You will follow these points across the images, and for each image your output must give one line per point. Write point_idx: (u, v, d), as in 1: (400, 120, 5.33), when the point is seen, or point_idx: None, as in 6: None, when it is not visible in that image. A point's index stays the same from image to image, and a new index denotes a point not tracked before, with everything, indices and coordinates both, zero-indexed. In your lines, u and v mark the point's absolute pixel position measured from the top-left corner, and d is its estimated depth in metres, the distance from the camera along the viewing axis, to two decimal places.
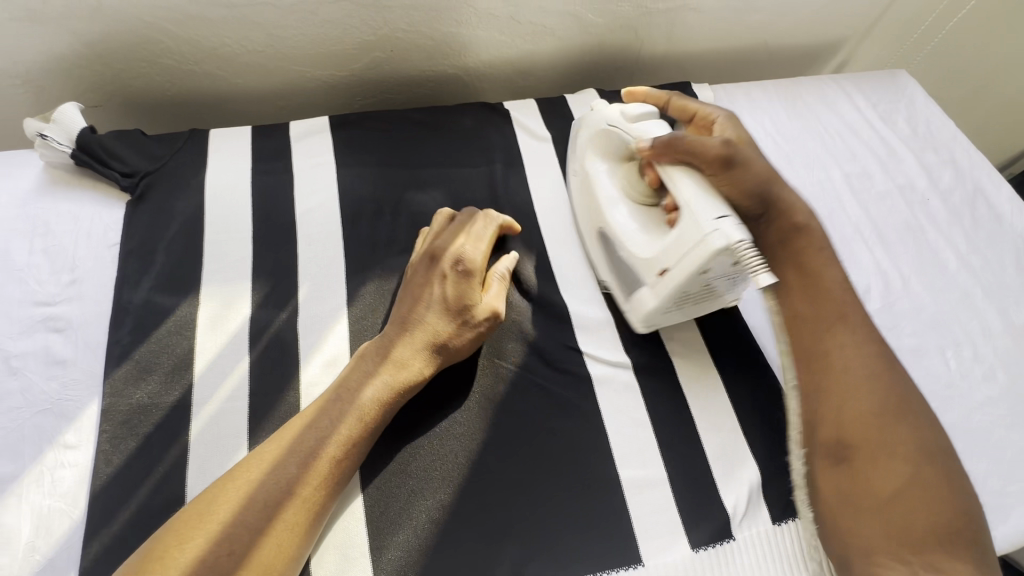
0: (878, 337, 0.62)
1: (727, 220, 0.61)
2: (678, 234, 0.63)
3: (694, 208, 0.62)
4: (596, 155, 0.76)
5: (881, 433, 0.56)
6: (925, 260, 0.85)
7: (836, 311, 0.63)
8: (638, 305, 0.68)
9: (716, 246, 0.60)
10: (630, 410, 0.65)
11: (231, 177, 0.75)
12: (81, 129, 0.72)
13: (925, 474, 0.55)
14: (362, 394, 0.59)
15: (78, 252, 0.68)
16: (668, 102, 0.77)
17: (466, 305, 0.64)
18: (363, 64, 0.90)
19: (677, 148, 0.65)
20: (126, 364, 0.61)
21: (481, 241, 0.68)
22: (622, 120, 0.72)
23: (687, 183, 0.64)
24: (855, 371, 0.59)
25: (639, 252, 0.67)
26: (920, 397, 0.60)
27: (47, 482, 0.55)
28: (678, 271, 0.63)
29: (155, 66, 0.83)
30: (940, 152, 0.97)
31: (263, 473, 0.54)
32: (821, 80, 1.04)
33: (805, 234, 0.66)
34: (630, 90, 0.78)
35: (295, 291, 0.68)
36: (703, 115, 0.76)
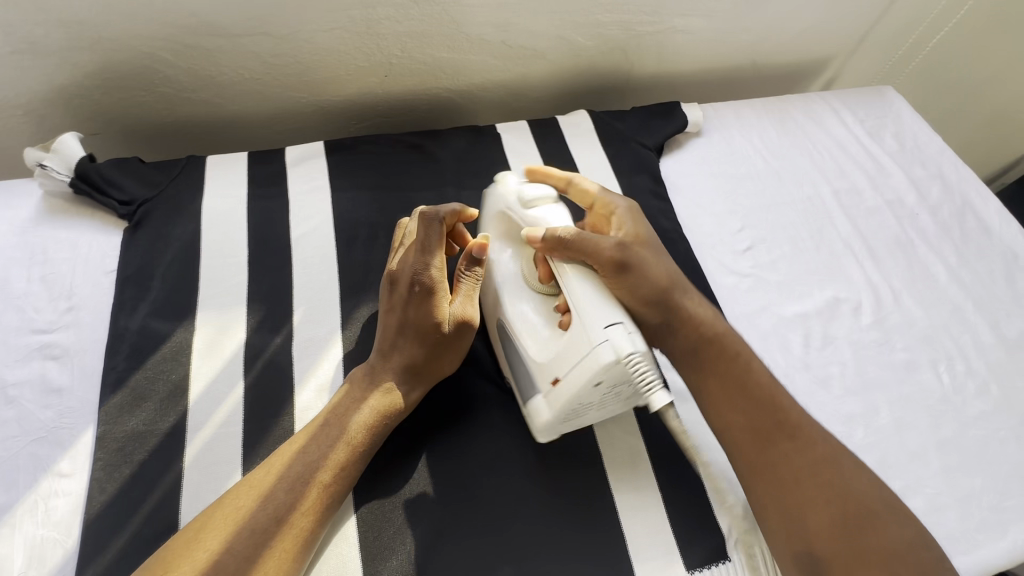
0: (816, 431, 0.62)
1: (619, 330, 0.56)
2: (569, 340, 0.58)
3: (588, 313, 0.58)
4: (498, 238, 0.69)
5: (848, 547, 0.55)
6: (915, 274, 0.86)
7: (767, 418, 0.62)
8: (534, 414, 0.62)
9: (604, 360, 0.55)
10: (623, 430, 0.66)
11: (227, 203, 0.76)
12: (81, 157, 0.74)
13: None
14: (349, 419, 0.59)
15: (75, 280, 0.68)
16: (569, 184, 0.72)
17: (435, 323, 0.63)
18: (358, 89, 0.92)
19: (572, 248, 0.61)
20: (121, 391, 0.61)
21: (435, 249, 0.65)
22: (517, 206, 0.66)
23: (583, 284, 0.60)
24: (806, 484, 0.58)
25: (533, 353, 0.61)
26: (875, 487, 0.59)
27: (41, 511, 0.55)
28: (570, 382, 0.57)
29: (153, 95, 0.85)
30: (928, 166, 0.99)
31: (252, 502, 0.54)
32: (809, 97, 1.06)
33: (716, 341, 0.65)
34: (529, 168, 0.73)
35: (290, 314, 0.69)
36: (604, 204, 0.71)
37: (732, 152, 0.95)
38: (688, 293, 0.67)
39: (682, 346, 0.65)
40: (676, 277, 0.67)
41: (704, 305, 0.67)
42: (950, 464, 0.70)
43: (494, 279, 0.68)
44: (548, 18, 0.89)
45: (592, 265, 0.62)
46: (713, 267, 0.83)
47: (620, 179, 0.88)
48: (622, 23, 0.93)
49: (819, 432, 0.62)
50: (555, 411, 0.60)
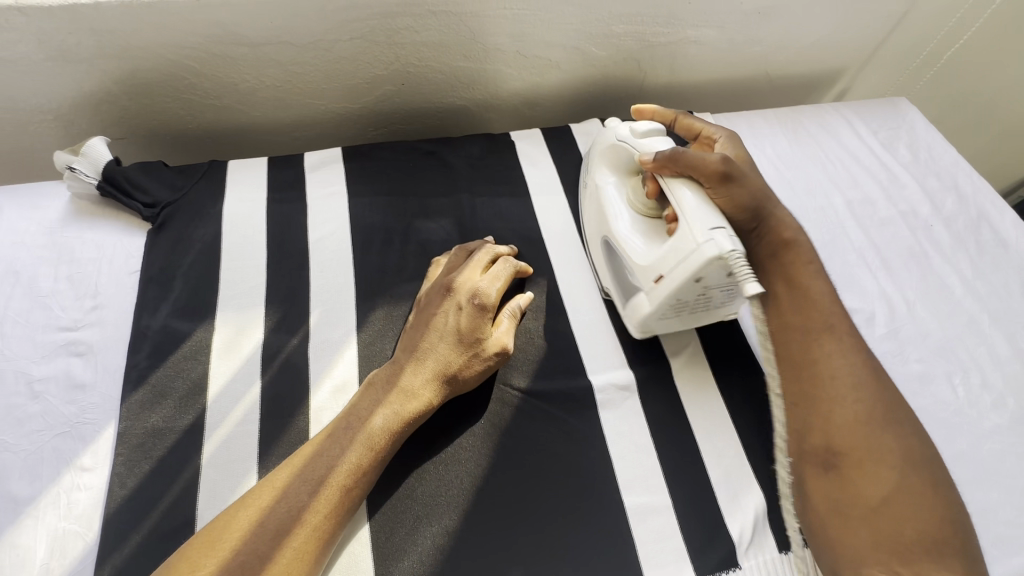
0: (865, 348, 0.64)
1: (722, 232, 0.62)
2: (674, 243, 0.65)
3: (691, 217, 0.64)
4: (605, 168, 0.78)
5: (867, 443, 0.59)
6: (930, 286, 0.85)
7: (823, 322, 0.65)
8: (635, 310, 0.70)
9: (708, 255, 0.61)
10: (634, 436, 0.66)
11: (248, 207, 0.78)
12: (108, 161, 0.76)
13: (912, 484, 0.56)
14: (371, 422, 0.60)
15: (100, 279, 0.70)
16: (675, 120, 0.80)
17: (478, 337, 0.65)
18: (375, 97, 0.94)
19: (679, 162, 0.67)
20: (142, 389, 0.63)
21: (498, 279, 0.69)
22: (631, 137, 0.74)
23: (688, 193, 0.66)
24: (841, 382, 0.62)
25: (638, 259, 0.69)
26: (904, 405, 0.61)
27: (63, 504, 0.56)
28: (673, 278, 0.64)
29: (178, 101, 0.87)
30: (943, 178, 0.98)
31: (271, 501, 0.55)
32: (823, 109, 1.06)
33: (793, 249, 0.69)
34: (637, 107, 0.81)
35: (307, 316, 0.70)
36: (706, 135, 0.78)
37: None
38: (780, 206, 0.70)
39: (759, 247, 0.70)
40: (767, 188, 0.70)
41: (790, 217, 0.71)
42: (965, 478, 0.69)
43: (599, 199, 0.77)
44: (563, 29, 0.90)
45: (697, 178, 0.67)
46: None
47: None
48: (636, 33, 0.95)
49: (866, 344, 0.65)
50: (660, 306, 0.67)
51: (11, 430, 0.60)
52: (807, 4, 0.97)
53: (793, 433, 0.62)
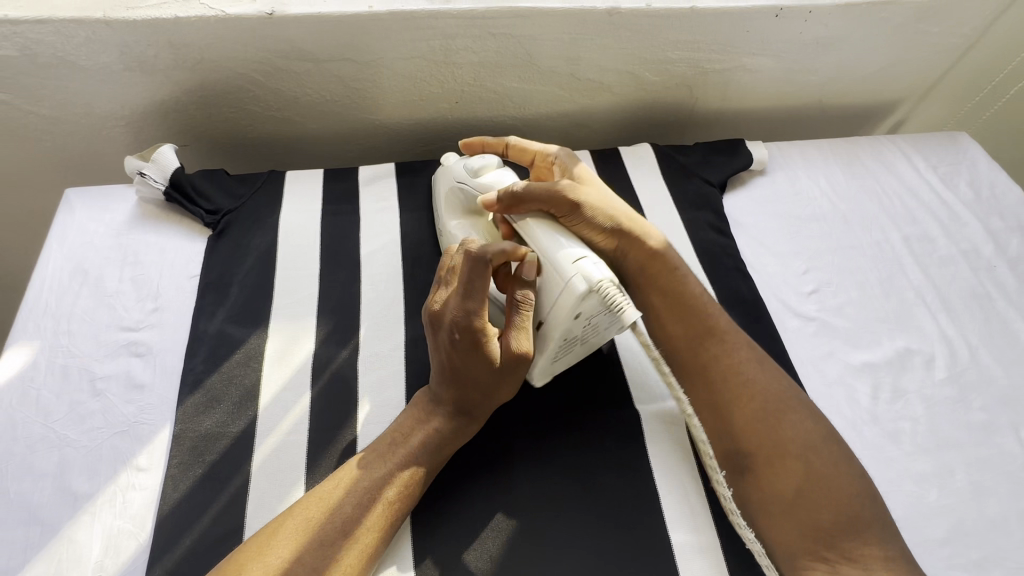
0: (746, 338, 0.68)
1: (586, 263, 0.59)
2: (544, 284, 0.61)
3: (552, 255, 0.61)
4: (453, 214, 0.75)
5: (765, 438, 0.61)
6: (994, 329, 0.81)
7: (706, 326, 0.68)
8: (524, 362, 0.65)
9: (577, 292, 0.58)
10: (682, 470, 0.64)
11: (304, 218, 0.80)
12: (175, 168, 0.79)
13: (818, 472, 0.59)
14: (413, 445, 0.60)
15: (162, 282, 0.73)
16: (507, 147, 0.77)
17: (483, 366, 0.60)
18: (429, 113, 0.95)
19: (525, 199, 0.65)
20: (197, 393, 0.64)
21: (479, 293, 0.60)
22: (466, 176, 0.72)
23: (542, 230, 0.64)
24: (737, 384, 0.64)
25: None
26: (795, 390, 0.65)
27: (118, 503, 0.58)
28: (551, 320, 0.60)
29: (240, 112, 0.90)
30: (1007, 218, 0.94)
31: (318, 513, 0.55)
32: (878, 140, 1.04)
33: (661, 259, 0.69)
34: (466, 140, 0.79)
35: (357, 329, 0.71)
36: (542, 156, 0.75)
37: (797, 191, 0.94)
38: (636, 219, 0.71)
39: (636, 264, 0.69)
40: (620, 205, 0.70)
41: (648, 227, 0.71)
42: None
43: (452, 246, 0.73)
44: (618, 53, 0.91)
45: (547, 209, 0.66)
46: (777, 308, 0.81)
47: (682, 214, 0.88)
48: (690, 60, 0.94)
49: (749, 339, 0.69)
50: (546, 348, 0.62)
51: (73, 426, 0.62)
52: (867, 35, 0.96)
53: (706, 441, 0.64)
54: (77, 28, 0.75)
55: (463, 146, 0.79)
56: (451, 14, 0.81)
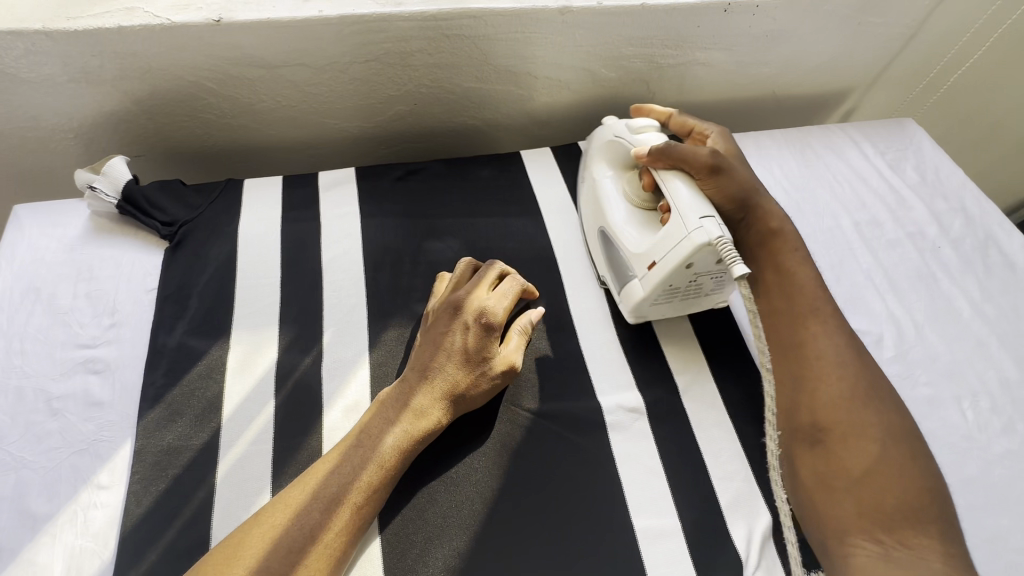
0: (847, 328, 0.68)
1: (711, 220, 0.67)
2: (667, 231, 0.70)
3: (685, 206, 0.69)
4: (603, 162, 0.83)
5: (849, 418, 0.62)
6: (938, 308, 0.85)
7: (806, 305, 0.69)
8: (628, 296, 0.74)
9: (698, 241, 0.66)
10: (643, 458, 0.66)
11: (263, 225, 0.79)
12: (127, 180, 0.78)
13: (891, 457, 0.59)
14: (383, 442, 0.61)
15: (118, 296, 0.72)
16: (670, 118, 0.85)
17: (486, 358, 0.66)
18: (388, 116, 0.95)
19: (671, 154, 0.73)
20: (158, 407, 0.64)
21: (505, 297, 0.71)
22: (626, 131, 0.79)
23: (679, 183, 0.71)
24: (829, 363, 0.65)
25: (631, 246, 0.74)
26: (888, 384, 0.65)
27: (80, 522, 0.57)
28: (666, 263, 0.69)
29: (195, 120, 0.89)
30: (950, 200, 0.99)
31: (286, 518, 0.56)
32: (829, 129, 1.08)
33: (779, 237, 0.74)
34: (637, 106, 0.87)
35: (321, 335, 0.71)
36: (699, 131, 0.83)
37: None
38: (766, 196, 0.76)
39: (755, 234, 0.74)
40: (754, 183, 0.76)
41: (775, 206, 0.77)
42: (975, 504, 0.69)
43: (597, 191, 0.81)
44: (574, 51, 0.92)
45: (686, 170, 0.73)
46: None
47: None
48: (645, 56, 0.96)
49: (847, 325, 0.69)
50: (655, 289, 0.70)
51: (30, 447, 0.61)
52: (815, 27, 0.99)
53: (784, 410, 0.66)
54: (15, 40, 0.73)
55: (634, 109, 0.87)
56: (403, 17, 0.81)
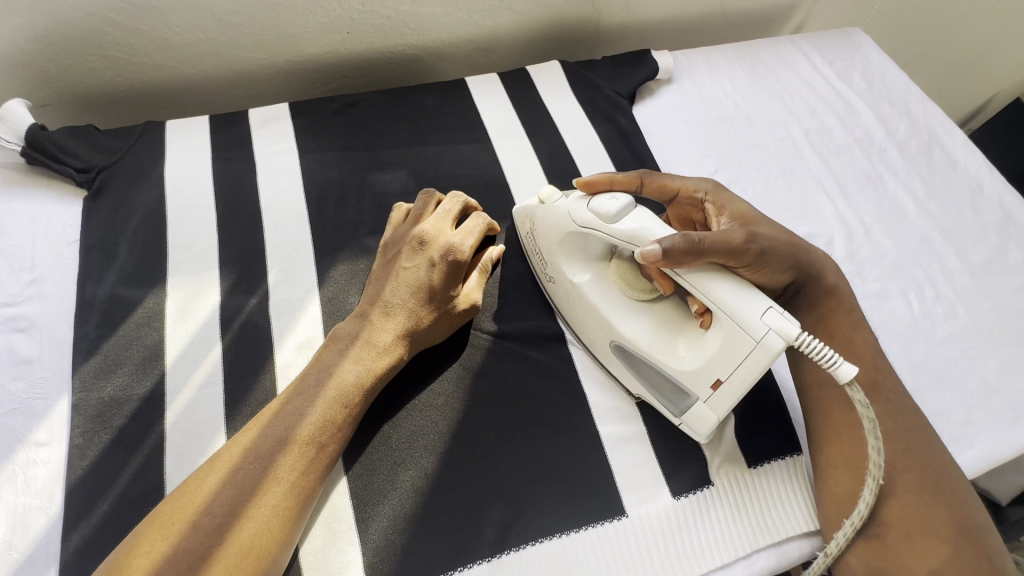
0: (912, 404, 0.62)
1: (774, 312, 0.53)
2: (724, 343, 0.56)
3: (739, 310, 0.54)
4: (573, 260, 0.67)
5: (914, 512, 0.56)
6: (885, 208, 0.87)
7: (868, 379, 0.63)
8: (694, 425, 0.60)
9: (775, 347, 0.52)
10: (605, 368, 0.67)
11: (192, 167, 0.74)
12: (30, 125, 0.71)
13: (961, 559, 0.53)
14: (344, 378, 0.58)
15: (36, 250, 0.66)
16: (642, 184, 0.68)
17: (450, 296, 0.64)
18: (319, 48, 0.89)
19: (700, 250, 0.55)
20: (94, 359, 0.60)
21: (471, 235, 0.68)
22: (597, 221, 0.62)
23: (722, 277, 0.56)
24: (892, 447, 0.59)
25: (679, 363, 0.59)
26: (959, 473, 0.59)
27: (20, 481, 0.54)
28: (738, 381, 0.56)
29: (104, 60, 0.81)
30: (895, 104, 1.00)
31: (248, 460, 0.53)
32: (779, 41, 1.06)
33: (831, 296, 0.67)
34: (591, 179, 0.67)
35: (265, 275, 0.68)
36: (687, 192, 0.68)
37: (703, 97, 0.96)
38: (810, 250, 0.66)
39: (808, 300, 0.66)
40: (797, 239, 0.64)
41: (818, 254, 0.67)
42: (921, 384, 0.72)
43: (595, 304, 0.65)
44: None
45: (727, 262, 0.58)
46: None
47: (595, 126, 0.87)
48: None
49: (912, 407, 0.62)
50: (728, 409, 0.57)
51: None
52: None
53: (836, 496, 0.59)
54: None
55: (585, 184, 0.67)
56: None
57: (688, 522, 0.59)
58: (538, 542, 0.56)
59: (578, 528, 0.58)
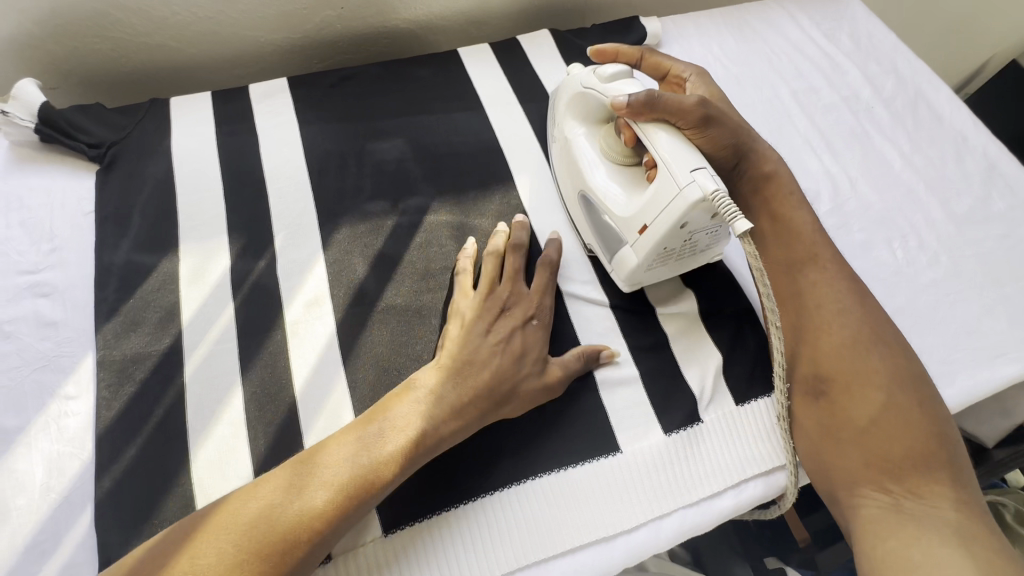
0: (848, 275, 0.69)
1: (703, 172, 0.60)
2: (656, 190, 0.63)
3: (671, 163, 0.62)
4: (574, 119, 0.75)
5: (853, 368, 0.63)
6: (871, 162, 0.90)
7: (808, 253, 0.70)
8: (622, 264, 0.68)
9: (692, 198, 0.59)
10: (598, 318, 0.70)
11: (197, 140, 0.77)
12: (41, 103, 0.74)
13: (897, 403, 0.61)
14: (416, 427, 0.56)
15: (55, 222, 0.69)
16: (641, 60, 0.81)
17: (530, 366, 0.62)
18: (315, 24, 0.91)
19: (656, 107, 0.64)
20: (115, 319, 0.64)
21: (547, 296, 0.67)
22: (596, 82, 0.71)
23: (665, 137, 0.63)
24: (828, 311, 0.67)
25: (619, 210, 0.67)
26: (891, 329, 0.67)
27: (53, 431, 0.58)
28: (659, 224, 0.62)
29: (107, 41, 0.84)
30: (882, 63, 1.01)
31: (347, 503, 0.52)
32: (767, 5, 1.08)
33: (774, 180, 0.73)
34: (600, 48, 0.79)
35: (272, 240, 0.71)
36: (676, 73, 0.81)
37: (691, 61, 0.98)
38: (757, 140, 0.73)
39: (745, 190, 0.74)
40: (744, 128, 0.72)
41: (768, 149, 0.75)
42: (904, 327, 0.75)
43: (572, 157, 0.74)
44: None
45: (674, 121, 0.65)
46: None
47: None
48: None
49: (850, 272, 0.70)
50: (647, 258, 0.65)
51: None
52: None
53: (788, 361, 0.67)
54: None
55: (596, 51, 0.79)
56: None
57: (680, 456, 0.63)
58: (536, 478, 0.60)
59: (575, 465, 0.61)
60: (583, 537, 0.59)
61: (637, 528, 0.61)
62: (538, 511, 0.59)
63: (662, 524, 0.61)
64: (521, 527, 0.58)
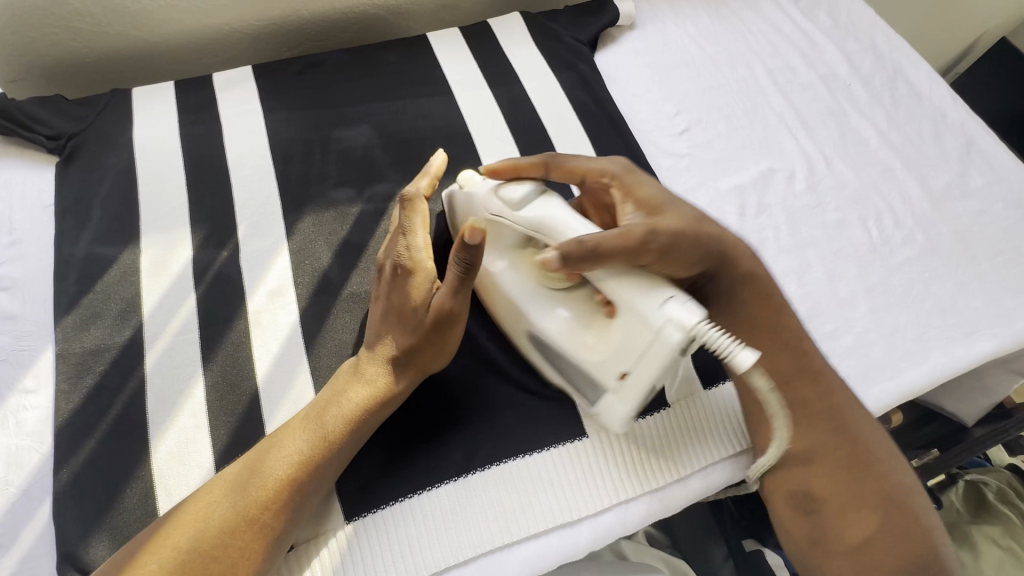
0: (839, 381, 0.62)
1: (674, 303, 0.51)
2: (624, 330, 0.53)
3: (630, 296, 0.52)
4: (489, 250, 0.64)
5: (846, 490, 0.57)
6: (847, 140, 0.88)
7: (795, 364, 0.61)
8: (609, 415, 0.58)
9: (672, 341, 0.50)
10: None
11: (159, 130, 0.76)
12: None
13: (893, 518, 0.56)
14: (329, 415, 0.56)
15: (14, 215, 0.69)
16: (547, 168, 0.64)
17: (411, 310, 0.58)
18: (281, 9, 0.90)
19: (590, 258, 0.53)
20: (73, 313, 0.63)
21: (417, 234, 0.60)
22: (504, 210, 0.60)
23: (620, 281, 0.53)
24: (822, 429, 0.59)
25: (587, 356, 0.57)
26: (886, 442, 0.60)
27: (12, 424, 0.58)
28: (641, 374, 0.53)
29: (67, 31, 0.83)
30: (861, 40, 1.00)
31: (286, 495, 0.52)
32: None
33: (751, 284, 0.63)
34: (494, 167, 0.64)
35: (234, 229, 0.70)
36: (594, 171, 0.63)
37: (666, 42, 0.96)
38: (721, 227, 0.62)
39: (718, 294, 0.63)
40: (705, 222, 0.60)
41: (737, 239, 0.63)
42: (878, 305, 0.74)
43: (502, 298, 0.63)
44: None
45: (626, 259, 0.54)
46: (652, 152, 0.85)
47: (556, 74, 0.88)
48: None
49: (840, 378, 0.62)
50: (632, 402, 0.55)
51: None
52: None
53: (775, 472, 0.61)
54: None
55: (487, 173, 0.64)
56: None
57: (644, 441, 0.63)
58: (500, 463, 0.60)
59: (540, 450, 0.61)
60: (548, 521, 0.58)
61: (602, 513, 0.60)
62: (504, 495, 0.59)
63: (628, 510, 0.61)
64: (485, 512, 0.58)
